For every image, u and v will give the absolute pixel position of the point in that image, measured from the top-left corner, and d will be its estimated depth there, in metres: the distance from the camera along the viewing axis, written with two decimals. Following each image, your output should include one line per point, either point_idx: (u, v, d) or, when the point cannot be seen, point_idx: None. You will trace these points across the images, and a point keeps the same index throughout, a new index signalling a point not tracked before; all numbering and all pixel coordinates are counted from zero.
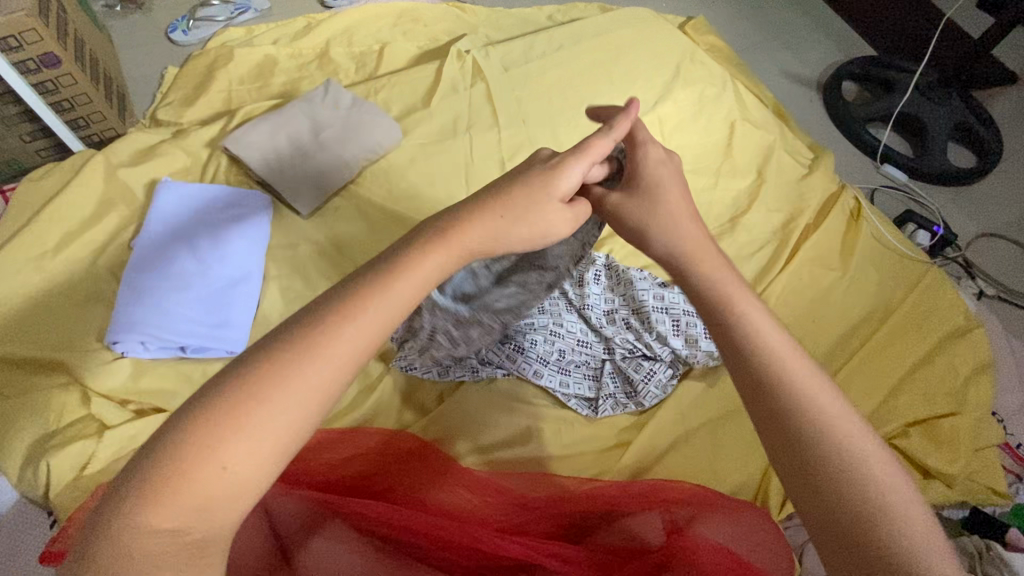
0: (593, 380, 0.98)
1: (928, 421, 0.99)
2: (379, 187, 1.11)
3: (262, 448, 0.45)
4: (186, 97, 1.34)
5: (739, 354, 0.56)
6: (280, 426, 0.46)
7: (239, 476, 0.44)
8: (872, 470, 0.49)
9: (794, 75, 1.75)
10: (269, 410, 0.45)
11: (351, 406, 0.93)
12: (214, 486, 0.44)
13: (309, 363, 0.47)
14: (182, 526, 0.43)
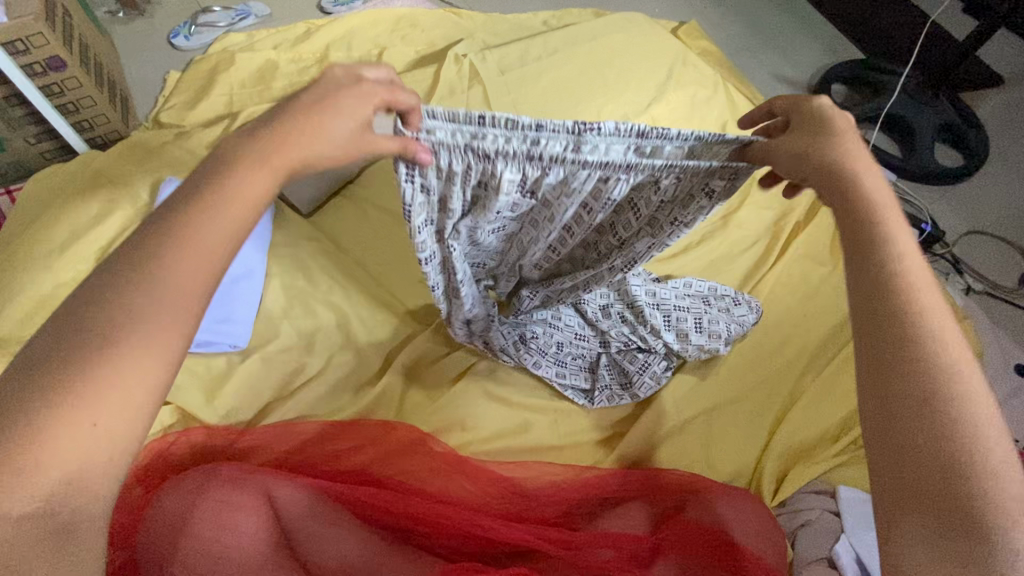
0: (588, 372, 0.99)
1: None
2: (380, 186, 1.14)
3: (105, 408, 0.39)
4: (188, 100, 1.37)
5: (862, 266, 0.49)
6: (134, 363, 0.40)
7: (105, 424, 0.39)
8: (975, 429, 0.41)
9: (784, 78, 1.79)
10: (117, 351, 0.39)
11: (351, 399, 0.94)
12: (80, 437, 0.38)
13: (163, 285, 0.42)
14: (44, 506, 0.37)
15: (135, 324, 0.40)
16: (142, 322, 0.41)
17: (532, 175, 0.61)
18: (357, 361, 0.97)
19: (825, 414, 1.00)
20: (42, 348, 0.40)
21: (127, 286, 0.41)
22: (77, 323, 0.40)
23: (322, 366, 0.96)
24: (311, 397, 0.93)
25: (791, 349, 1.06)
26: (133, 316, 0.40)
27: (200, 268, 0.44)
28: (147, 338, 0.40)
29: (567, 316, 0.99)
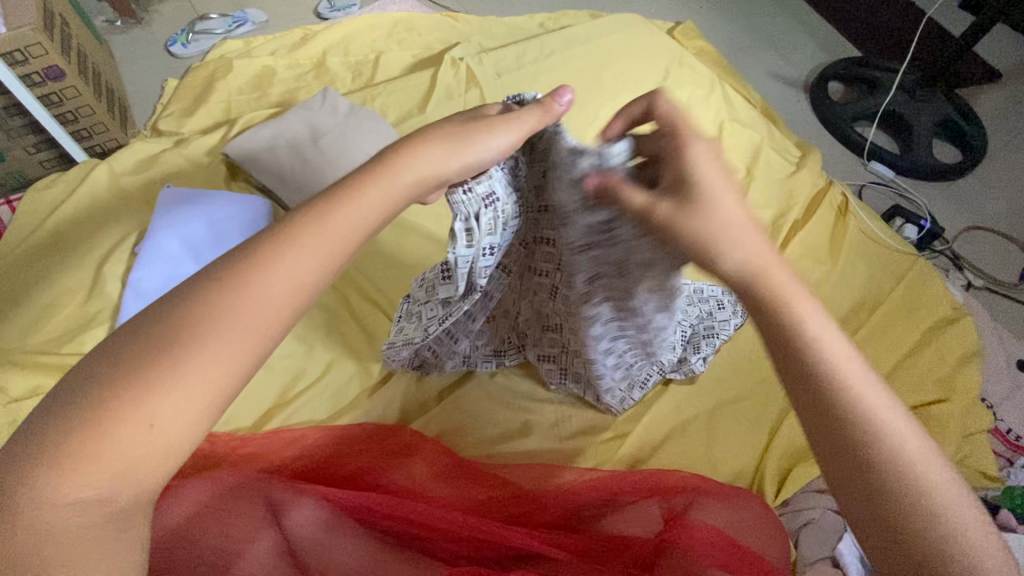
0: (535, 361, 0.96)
1: (919, 407, 1.01)
2: None
3: (198, 404, 0.41)
4: (186, 107, 1.38)
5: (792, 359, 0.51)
6: (210, 360, 0.42)
7: (179, 416, 0.41)
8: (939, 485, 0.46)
9: (781, 78, 1.79)
10: (190, 359, 0.41)
11: (352, 405, 0.94)
12: (156, 428, 0.40)
13: (256, 286, 0.44)
14: (103, 493, 0.39)
15: (205, 357, 0.42)
16: (225, 335, 0.43)
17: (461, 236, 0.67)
18: (358, 366, 0.97)
19: None
20: (148, 320, 0.43)
21: (222, 293, 0.44)
22: (172, 314, 0.43)
23: (324, 371, 0.96)
24: (313, 402, 0.93)
25: None
26: (208, 347, 0.42)
27: (289, 293, 0.46)
28: (205, 366, 0.42)
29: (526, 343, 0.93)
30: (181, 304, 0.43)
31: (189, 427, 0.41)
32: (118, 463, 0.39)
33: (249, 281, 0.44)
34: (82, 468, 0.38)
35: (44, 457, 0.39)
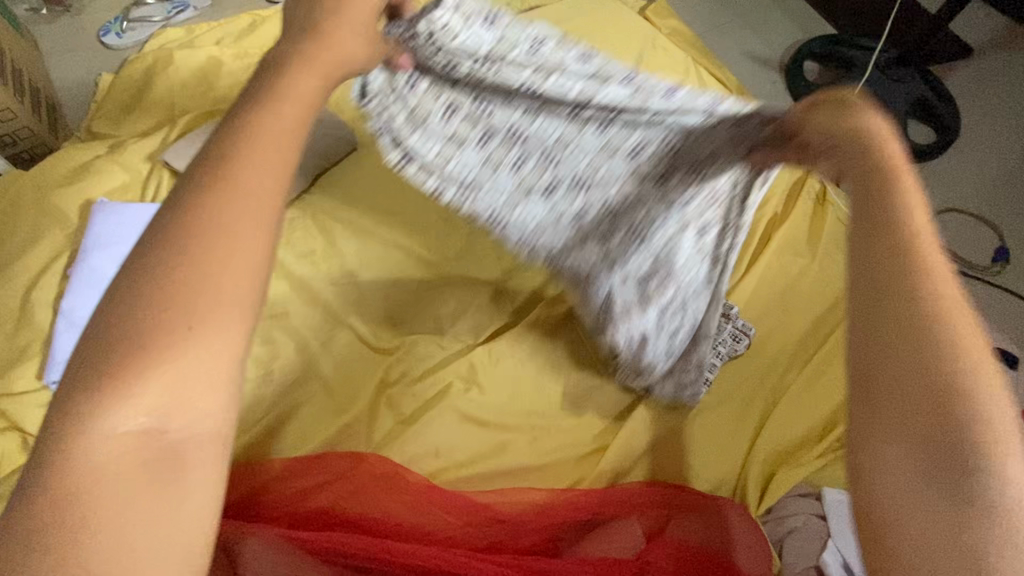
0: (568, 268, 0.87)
1: None
2: (337, 196, 1.07)
3: (208, 424, 0.33)
4: (123, 105, 1.32)
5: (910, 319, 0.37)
6: (202, 361, 0.33)
7: (193, 447, 0.33)
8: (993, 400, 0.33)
9: (757, 58, 1.75)
10: (185, 372, 0.33)
11: (315, 433, 0.88)
12: (175, 466, 0.32)
13: (221, 237, 0.35)
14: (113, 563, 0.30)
15: (224, 294, 0.34)
16: (198, 326, 0.34)
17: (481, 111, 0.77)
18: (320, 389, 0.91)
19: (808, 412, 0.98)
20: (86, 356, 0.33)
21: (165, 265, 0.34)
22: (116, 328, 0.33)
23: (283, 396, 0.90)
24: (273, 430, 0.87)
25: (772, 347, 1.03)
26: (192, 311, 0.34)
27: (263, 203, 0.37)
28: (222, 302, 0.34)
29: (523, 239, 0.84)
30: (119, 293, 0.34)
31: (208, 458, 0.33)
32: (156, 459, 0.32)
33: (209, 239, 0.35)
34: (85, 542, 0.30)
35: (26, 530, 0.30)
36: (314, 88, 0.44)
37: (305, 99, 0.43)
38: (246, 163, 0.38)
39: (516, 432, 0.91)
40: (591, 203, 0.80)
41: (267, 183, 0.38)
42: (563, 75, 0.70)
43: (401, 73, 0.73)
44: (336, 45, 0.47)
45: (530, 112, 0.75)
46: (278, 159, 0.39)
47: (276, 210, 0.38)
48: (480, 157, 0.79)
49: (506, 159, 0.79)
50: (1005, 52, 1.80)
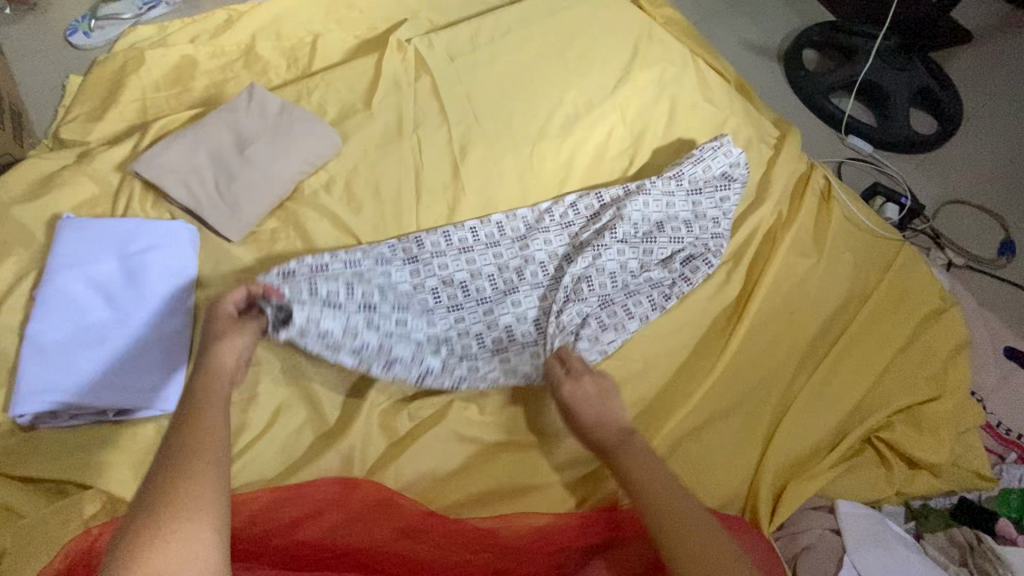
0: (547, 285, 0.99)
1: (911, 408, 0.97)
2: (323, 204, 1.02)
3: (189, 545, 0.52)
4: (94, 110, 1.26)
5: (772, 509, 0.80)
6: (187, 532, 0.52)
7: (190, 545, 0.52)
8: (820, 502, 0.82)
9: (754, 47, 1.70)
10: (173, 551, 0.51)
11: (304, 459, 0.83)
12: (185, 556, 0.51)
13: (193, 482, 0.55)
14: None
15: (201, 475, 0.56)
16: (188, 502, 0.54)
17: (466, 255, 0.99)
18: (310, 412, 0.86)
19: (818, 420, 0.94)
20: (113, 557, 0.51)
21: (153, 517, 0.53)
22: (138, 528, 0.52)
23: (269, 420, 0.85)
24: (260, 457, 0.82)
25: (780, 353, 1.00)
26: (183, 496, 0.54)
27: (211, 437, 0.59)
28: (185, 485, 0.55)
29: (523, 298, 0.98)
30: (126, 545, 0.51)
31: (198, 547, 0.52)
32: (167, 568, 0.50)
33: (183, 480, 0.55)
34: None
35: None
36: (229, 382, 0.68)
37: (216, 420, 0.62)
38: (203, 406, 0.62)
39: (514, 452, 0.87)
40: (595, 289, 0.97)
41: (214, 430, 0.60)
42: (540, 213, 1.05)
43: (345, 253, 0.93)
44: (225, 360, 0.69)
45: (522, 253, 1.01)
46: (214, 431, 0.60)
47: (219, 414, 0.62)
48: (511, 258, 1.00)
49: (506, 261, 1.00)
50: (1005, 38, 1.76)
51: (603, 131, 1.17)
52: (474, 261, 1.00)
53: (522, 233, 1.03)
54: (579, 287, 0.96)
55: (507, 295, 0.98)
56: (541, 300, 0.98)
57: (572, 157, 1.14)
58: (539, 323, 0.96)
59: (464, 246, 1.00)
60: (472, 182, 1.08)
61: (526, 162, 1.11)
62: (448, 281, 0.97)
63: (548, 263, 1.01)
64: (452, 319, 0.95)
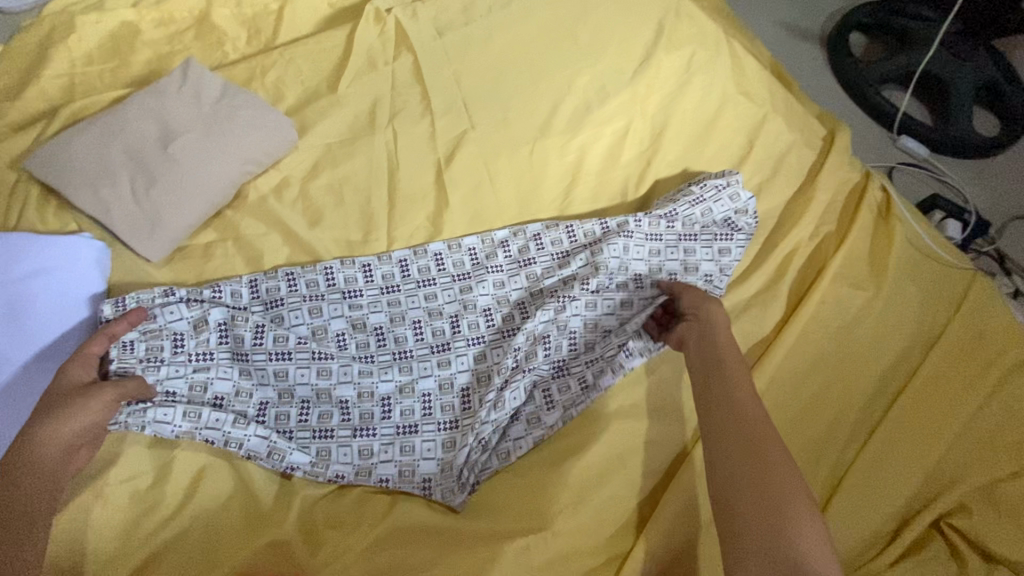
0: (493, 342, 0.80)
1: (991, 488, 0.78)
2: (271, 214, 0.83)
3: None
4: (11, 86, 1.05)
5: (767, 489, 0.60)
6: None
7: None
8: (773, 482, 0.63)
9: (794, 29, 1.48)
10: None
11: (228, 549, 0.66)
12: None
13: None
14: None
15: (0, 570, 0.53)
16: None
17: (387, 299, 0.80)
18: (241, 485, 0.69)
19: (872, 501, 0.77)
20: None
21: None
22: None
23: (187, 496, 0.68)
24: (171, 546, 0.65)
25: (828, 413, 0.82)
26: None
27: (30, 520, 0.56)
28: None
29: (453, 361, 0.79)
30: None
31: None
32: None
33: None
34: None
35: None
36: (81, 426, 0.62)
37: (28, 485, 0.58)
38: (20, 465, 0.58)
39: (497, 539, 0.68)
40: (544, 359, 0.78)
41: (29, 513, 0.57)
42: (496, 246, 0.85)
43: (239, 285, 0.77)
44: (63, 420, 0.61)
45: (462, 299, 0.82)
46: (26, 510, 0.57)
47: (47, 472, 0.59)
48: (449, 308, 0.81)
49: (443, 308, 0.81)
50: None
51: (619, 128, 0.96)
52: (402, 306, 0.80)
53: (466, 271, 0.83)
54: (525, 351, 0.77)
55: (433, 352, 0.79)
56: (475, 361, 0.79)
57: (581, 160, 0.94)
58: (467, 395, 0.77)
59: (388, 286, 0.81)
60: (457, 188, 0.88)
61: (525, 165, 0.92)
62: (358, 326, 0.78)
63: (491, 313, 0.81)
64: (356, 373, 0.76)
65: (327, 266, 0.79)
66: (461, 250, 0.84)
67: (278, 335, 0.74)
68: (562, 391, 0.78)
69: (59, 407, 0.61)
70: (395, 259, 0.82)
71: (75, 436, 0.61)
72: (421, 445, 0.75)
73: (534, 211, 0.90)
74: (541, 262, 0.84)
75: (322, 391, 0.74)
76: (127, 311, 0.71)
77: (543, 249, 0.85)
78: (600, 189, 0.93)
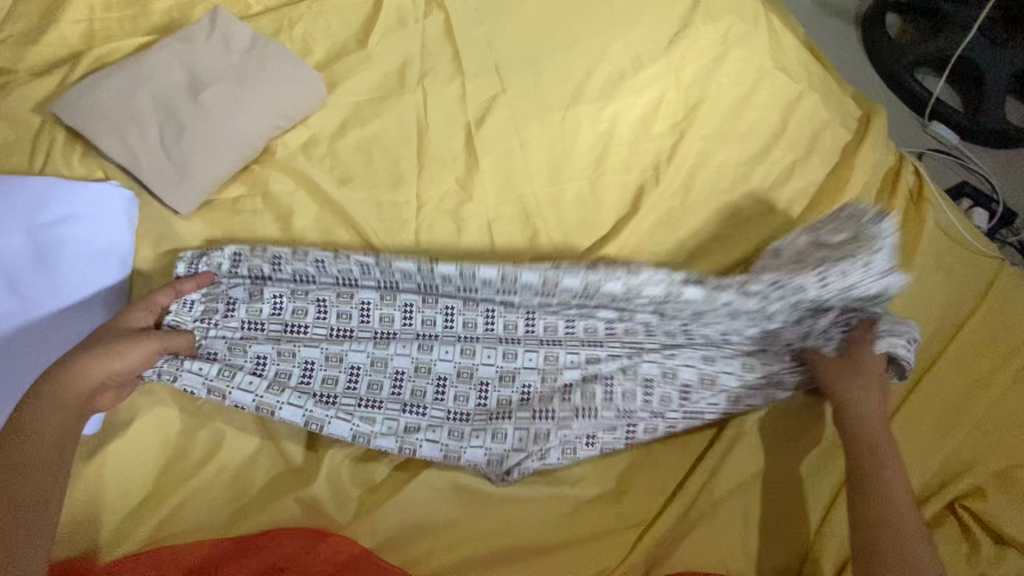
0: (577, 355, 0.74)
1: (1007, 472, 0.79)
2: (298, 171, 0.81)
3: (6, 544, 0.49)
4: (27, 29, 1.02)
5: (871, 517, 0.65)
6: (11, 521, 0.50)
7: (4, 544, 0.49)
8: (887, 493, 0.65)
9: (828, 7, 1.44)
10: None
11: (256, 499, 0.67)
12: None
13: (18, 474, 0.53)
14: None
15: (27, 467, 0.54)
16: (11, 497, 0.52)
17: (468, 304, 0.75)
18: (267, 438, 0.70)
19: None
20: None
21: None
22: None
23: (214, 446, 0.68)
24: (199, 493, 0.66)
25: None
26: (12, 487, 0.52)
27: (63, 434, 0.57)
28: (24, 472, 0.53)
29: (520, 365, 0.73)
30: None
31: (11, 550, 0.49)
32: None
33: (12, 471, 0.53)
34: None
35: None
36: (128, 363, 0.63)
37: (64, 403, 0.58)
38: (63, 381, 0.59)
39: (498, 502, 0.70)
40: (620, 383, 0.73)
41: (60, 428, 0.57)
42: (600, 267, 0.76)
43: (312, 254, 0.74)
44: (111, 353, 0.62)
45: (544, 308, 0.76)
46: (57, 424, 0.57)
47: (82, 395, 0.60)
48: (526, 322, 0.75)
49: (525, 314, 0.75)
50: None
51: (652, 99, 0.94)
52: (480, 312, 0.74)
53: (561, 289, 0.75)
54: (602, 373, 0.73)
55: (499, 346, 0.74)
56: (544, 362, 0.74)
57: (612, 130, 0.92)
58: (528, 393, 0.73)
59: (467, 285, 0.74)
60: (488, 153, 0.87)
61: (557, 133, 0.90)
62: (428, 302, 0.75)
63: (570, 323, 0.75)
64: (417, 352, 0.73)
65: (415, 267, 0.73)
66: (561, 266, 0.76)
67: (342, 313, 0.73)
68: (636, 405, 0.73)
69: (109, 343, 0.62)
70: (489, 268, 0.74)
71: (116, 374, 0.62)
72: (471, 431, 0.70)
73: (566, 179, 0.88)
74: (654, 278, 0.75)
75: (377, 360, 0.72)
76: (194, 273, 0.72)
77: (656, 277, 0.75)
78: (632, 158, 0.91)
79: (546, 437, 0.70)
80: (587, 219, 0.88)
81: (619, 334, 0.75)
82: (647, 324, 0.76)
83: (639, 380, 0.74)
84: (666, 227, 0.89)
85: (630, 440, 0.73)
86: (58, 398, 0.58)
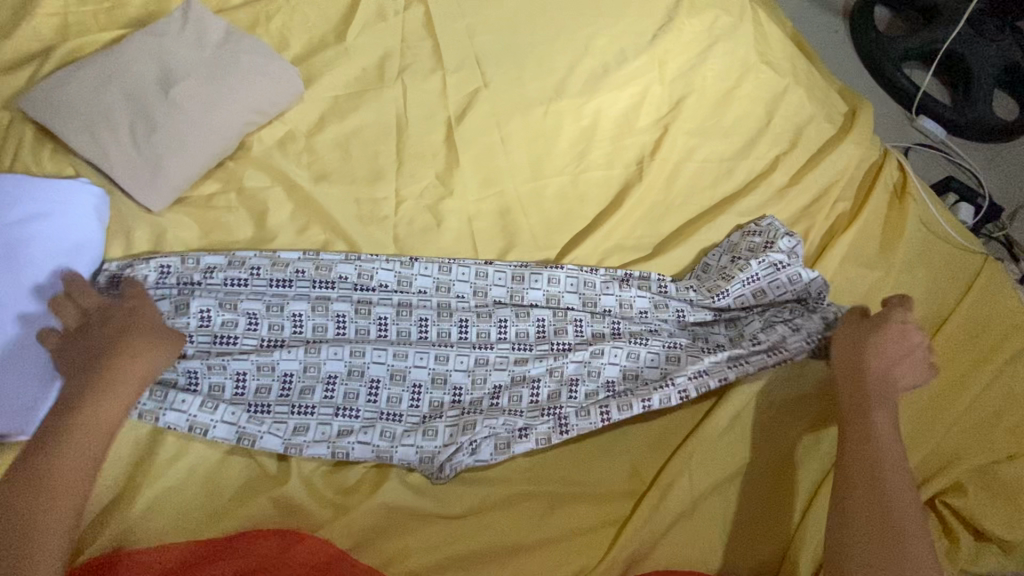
0: (507, 353, 0.75)
1: (988, 467, 0.79)
2: (273, 167, 0.80)
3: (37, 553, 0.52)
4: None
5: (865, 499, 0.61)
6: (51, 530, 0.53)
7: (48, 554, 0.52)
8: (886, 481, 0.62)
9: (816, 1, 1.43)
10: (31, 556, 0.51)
11: (228, 500, 0.66)
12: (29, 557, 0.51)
13: (57, 476, 0.54)
14: None
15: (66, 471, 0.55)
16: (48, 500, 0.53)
17: (399, 302, 0.76)
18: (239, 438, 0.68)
19: None
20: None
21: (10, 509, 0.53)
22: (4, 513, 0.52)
23: (186, 447, 0.67)
24: (170, 494, 0.65)
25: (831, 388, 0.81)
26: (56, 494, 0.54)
27: (106, 428, 0.58)
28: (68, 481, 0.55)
29: (450, 360, 0.74)
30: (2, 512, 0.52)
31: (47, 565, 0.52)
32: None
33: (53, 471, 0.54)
34: None
35: None
36: (159, 360, 0.63)
37: (122, 399, 0.60)
38: (121, 374, 0.60)
39: (486, 510, 0.69)
40: (550, 379, 0.75)
41: (108, 425, 0.58)
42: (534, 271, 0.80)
43: (242, 259, 0.74)
44: (138, 349, 0.62)
45: (477, 308, 0.78)
46: (109, 422, 0.59)
47: (132, 392, 0.61)
48: (455, 319, 0.76)
49: (457, 312, 0.77)
50: None
51: (634, 93, 0.93)
52: (409, 308, 0.76)
53: (490, 284, 0.79)
54: (533, 369, 0.75)
55: (432, 346, 0.74)
56: (475, 365, 0.74)
57: (595, 124, 0.91)
58: (459, 395, 0.74)
59: (403, 290, 0.77)
60: (468, 148, 0.86)
61: (538, 128, 0.89)
62: (361, 311, 0.75)
63: (503, 319, 0.77)
64: (348, 353, 0.73)
65: (355, 268, 0.76)
66: (493, 269, 0.79)
67: (273, 323, 0.73)
68: (565, 403, 0.74)
69: (130, 334, 0.63)
70: (421, 265, 0.78)
71: (148, 370, 0.62)
72: (402, 432, 0.71)
73: (546, 175, 0.87)
74: (577, 278, 0.80)
75: (309, 365, 0.72)
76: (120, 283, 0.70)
77: (582, 279, 0.80)
78: (615, 153, 0.90)
79: (475, 427, 0.70)
80: (567, 215, 0.87)
81: (551, 335, 0.77)
82: (579, 324, 0.78)
83: (564, 379, 0.75)
84: (648, 223, 0.88)
85: (565, 434, 0.71)
86: (95, 393, 0.59)
